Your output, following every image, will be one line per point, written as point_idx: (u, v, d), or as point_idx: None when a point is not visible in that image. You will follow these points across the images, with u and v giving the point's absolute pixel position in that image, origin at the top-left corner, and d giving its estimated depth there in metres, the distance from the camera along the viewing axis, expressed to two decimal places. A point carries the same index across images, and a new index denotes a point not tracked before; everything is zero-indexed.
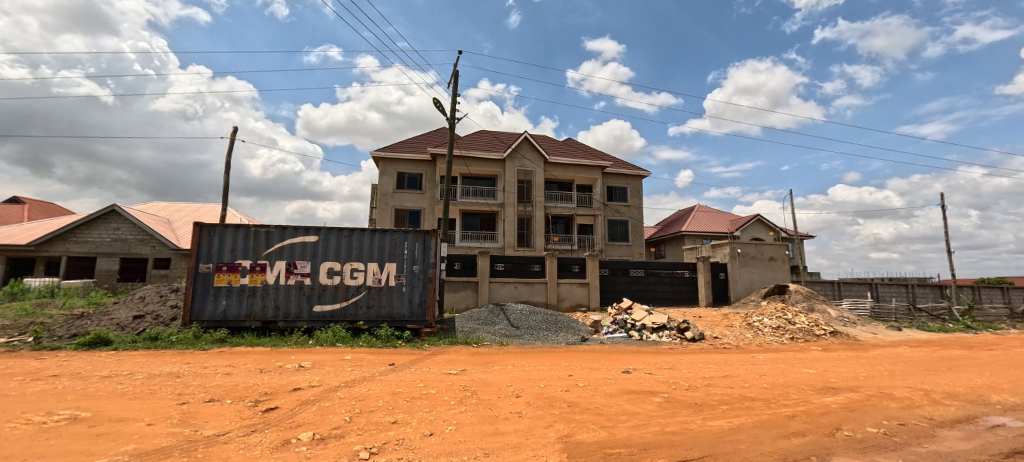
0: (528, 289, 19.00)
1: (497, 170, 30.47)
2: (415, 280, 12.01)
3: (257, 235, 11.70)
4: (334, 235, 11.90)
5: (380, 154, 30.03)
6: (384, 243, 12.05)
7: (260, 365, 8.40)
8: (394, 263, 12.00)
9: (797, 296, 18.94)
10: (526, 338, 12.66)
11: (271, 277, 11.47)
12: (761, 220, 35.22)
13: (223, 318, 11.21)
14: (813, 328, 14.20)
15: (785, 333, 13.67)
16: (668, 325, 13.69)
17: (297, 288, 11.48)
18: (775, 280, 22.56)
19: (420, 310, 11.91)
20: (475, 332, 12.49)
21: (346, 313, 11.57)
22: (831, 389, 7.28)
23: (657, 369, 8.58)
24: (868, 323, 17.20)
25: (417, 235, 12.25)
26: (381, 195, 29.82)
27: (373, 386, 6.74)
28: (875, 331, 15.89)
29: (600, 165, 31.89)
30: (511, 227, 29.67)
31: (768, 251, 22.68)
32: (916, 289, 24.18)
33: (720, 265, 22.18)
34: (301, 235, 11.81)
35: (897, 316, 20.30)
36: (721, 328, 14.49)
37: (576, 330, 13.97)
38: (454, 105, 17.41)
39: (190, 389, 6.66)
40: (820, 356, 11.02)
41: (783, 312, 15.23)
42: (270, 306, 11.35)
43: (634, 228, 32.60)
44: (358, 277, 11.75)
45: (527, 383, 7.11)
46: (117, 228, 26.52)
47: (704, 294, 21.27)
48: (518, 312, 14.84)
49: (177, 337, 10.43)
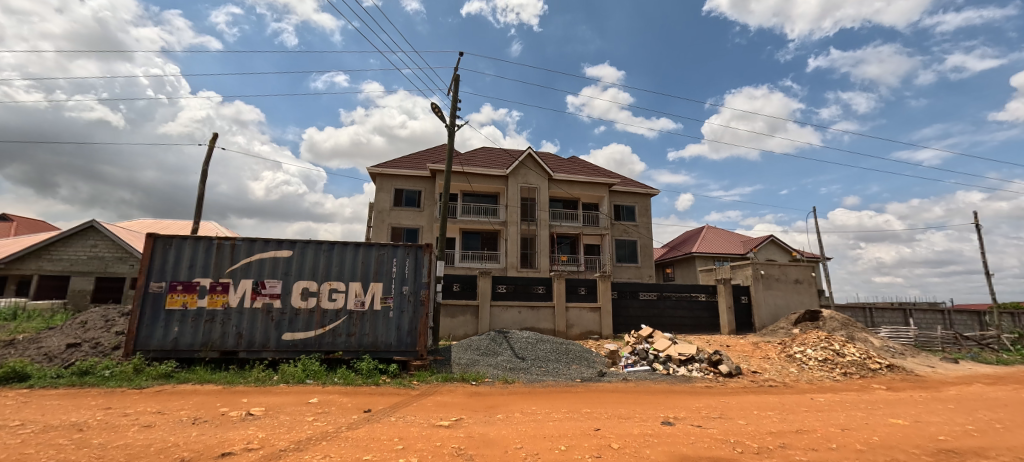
0: (534, 315, 17.16)
1: (500, 186, 28.95)
2: (405, 303, 10.23)
3: (221, 249, 10.01)
4: (312, 249, 10.23)
5: (377, 169, 28.65)
6: (369, 259, 10.34)
7: (197, 412, 6.55)
8: (379, 282, 10.24)
9: (833, 323, 17.05)
10: (533, 372, 10.76)
11: (234, 298, 9.72)
12: (775, 241, 33.60)
13: (173, 347, 9.39)
14: (865, 361, 12.30)
15: (835, 368, 11.77)
16: (697, 357, 11.82)
17: (264, 312, 9.71)
18: (802, 304, 20.69)
19: (410, 339, 10.06)
20: (474, 365, 10.60)
21: (322, 343, 9.73)
22: (951, 454, 5.43)
23: (706, 419, 6.68)
24: (918, 354, 15.25)
25: (408, 250, 10.53)
26: (378, 213, 28.27)
27: (331, 450, 4.89)
28: (931, 364, 13.93)
29: (607, 182, 30.40)
30: (514, 247, 27.91)
31: (793, 273, 20.90)
32: (954, 315, 22.39)
33: (742, 288, 20.31)
34: (272, 249, 10.10)
35: (944, 345, 18.31)
36: (758, 360, 12.60)
37: (591, 362, 12.08)
38: (454, 111, 15.96)
39: (79, 454, 4.86)
40: (891, 398, 9.14)
41: (827, 342, 13.27)
42: (231, 333, 9.56)
43: (643, 248, 30.87)
44: (337, 299, 9.99)
45: (542, 445, 5.24)
46: (94, 245, 24.85)
47: (727, 321, 19.32)
48: (523, 340, 12.97)
49: (112, 372, 8.62)
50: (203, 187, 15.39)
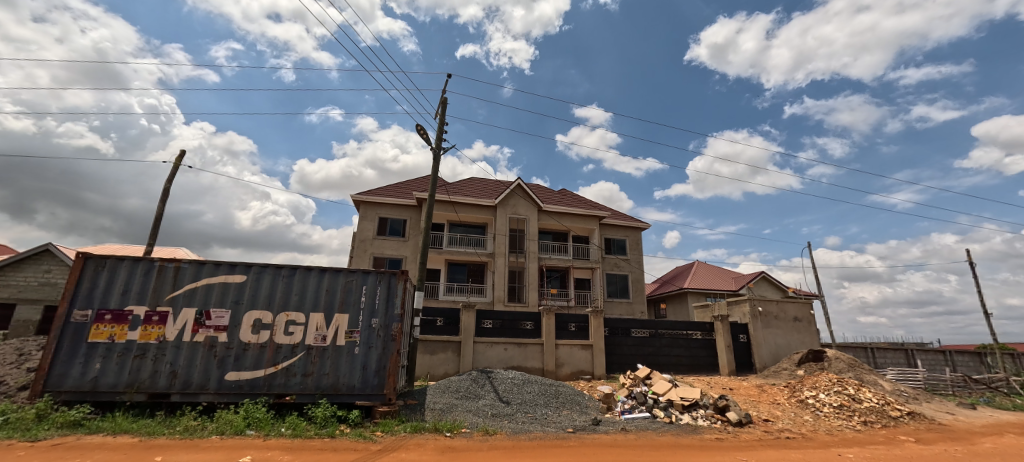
0: (520, 352, 15.82)
1: (488, 217, 28.05)
2: (373, 338, 8.92)
3: (162, 272, 8.71)
4: (269, 274, 8.99)
5: (361, 197, 27.61)
6: (335, 287, 9.11)
7: None
8: (345, 314, 8.96)
9: (839, 364, 16.01)
10: (519, 420, 9.40)
11: (172, 331, 8.37)
12: (767, 278, 32.96)
13: (91, 388, 7.93)
14: (885, 407, 11.17)
15: (854, 416, 10.64)
16: (702, 403, 10.60)
17: (206, 347, 8.35)
18: (803, 344, 19.69)
19: (376, 380, 8.66)
20: (451, 411, 9.21)
21: (272, 384, 8.31)
22: None
23: None
24: (933, 399, 14.22)
25: (380, 276, 9.34)
26: (360, 241, 27.02)
27: None
28: (951, 411, 12.88)
29: (598, 214, 29.74)
30: (501, 279, 26.64)
31: (791, 310, 19.99)
32: (956, 356, 21.58)
33: (740, 326, 19.29)
34: (222, 274, 8.84)
35: (954, 388, 17.33)
36: (767, 406, 11.41)
37: (583, 408, 10.74)
38: (440, 134, 15.18)
39: None
40: (927, 454, 8.03)
41: (841, 385, 12.14)
42: (163, 372, 8.16)
43: (634, 283, 29.89)
44: (294, 333, 8.67)
45: None
46: (48, 270, 23.03)
47: (727, 361, 18.16)
48: (509, 381, 11.61)
49: (7, 419, 7.11)
50: (162, 207, 14.10)
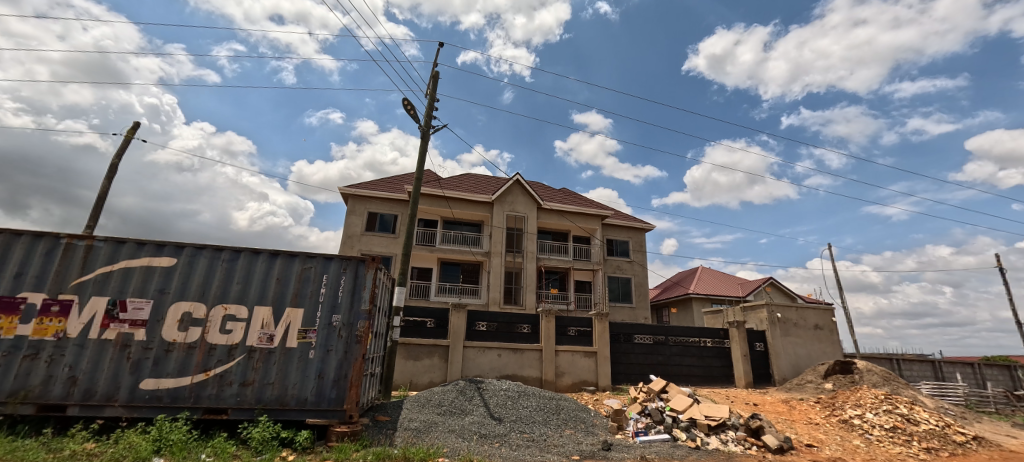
0: (516, 359, 14.08)
1: (484, 213, 26.32)
2: (332, 339, 7.14)
3: (69, 252, 6.93)
4: (206, 256, 7.23)
5: (349, 189, 25.81)
6: (289, 276, 7.36)
7: None
8: (299, 309, 7.21)
9: (872, 377, 14.30)
10: (512, 444, 7.57)
11: (76, 326, 6.60)
12: (776, 284, 31.25)
13: None
14: (946, 431, 9.47)
15: (914, 442, 8.93)
16: (731, 422, 8.87)
17: (118, 347, 6.59)
18: (824, 354, 17.99)
19: (334, 394, 6.89)
20: (428, 432, 7.43)
21: (200, 396, 6.57)
22: None
23: None
24: (983, 419, 12.55)
25: (345, 264, 7.58)
26: (347, 237, 25.27)
27: None
28: (1011, 433, 11.20)
29: (599, 213, 28.07)
30: (497, 280, 24.89)
31: (812, 318, 18.27)
32: (986, 369, 19.90)
33: (757, 334, 17.60)
34: (146, 256, 7.07)
35: (994, 405, 15.65)
36: (807, 428, 9.68)
37: (590, 427, 8.99)
38: (431, 112, 13.43)
39: None
40: None
41: (892, 402, 10.37)
42: (59, 376, 6.40)
43: (637, 287, 28.21)
44: (232, 332, 6.92)
45: None
46: None
47: (743, 372, 16.45)
48: (501, 393, 9.87)
49: None
50: (106, 187, 12.25)
